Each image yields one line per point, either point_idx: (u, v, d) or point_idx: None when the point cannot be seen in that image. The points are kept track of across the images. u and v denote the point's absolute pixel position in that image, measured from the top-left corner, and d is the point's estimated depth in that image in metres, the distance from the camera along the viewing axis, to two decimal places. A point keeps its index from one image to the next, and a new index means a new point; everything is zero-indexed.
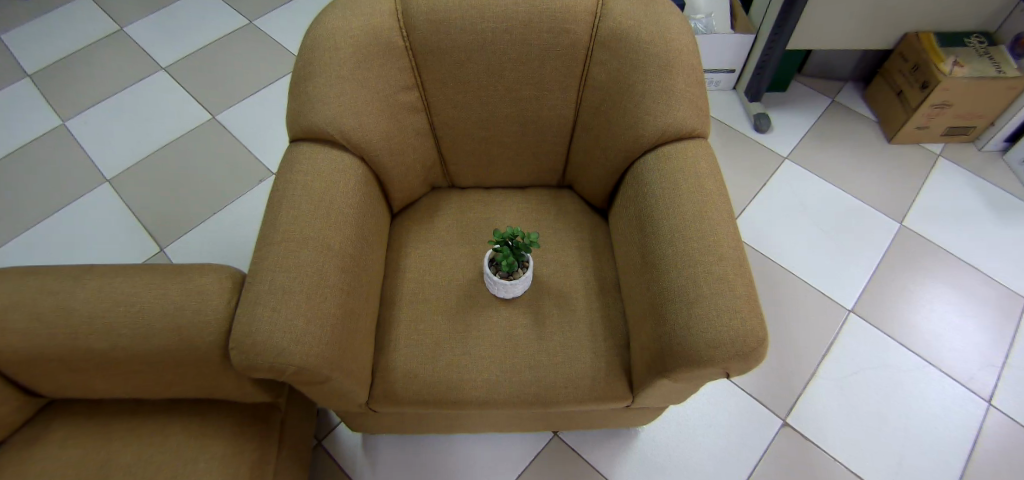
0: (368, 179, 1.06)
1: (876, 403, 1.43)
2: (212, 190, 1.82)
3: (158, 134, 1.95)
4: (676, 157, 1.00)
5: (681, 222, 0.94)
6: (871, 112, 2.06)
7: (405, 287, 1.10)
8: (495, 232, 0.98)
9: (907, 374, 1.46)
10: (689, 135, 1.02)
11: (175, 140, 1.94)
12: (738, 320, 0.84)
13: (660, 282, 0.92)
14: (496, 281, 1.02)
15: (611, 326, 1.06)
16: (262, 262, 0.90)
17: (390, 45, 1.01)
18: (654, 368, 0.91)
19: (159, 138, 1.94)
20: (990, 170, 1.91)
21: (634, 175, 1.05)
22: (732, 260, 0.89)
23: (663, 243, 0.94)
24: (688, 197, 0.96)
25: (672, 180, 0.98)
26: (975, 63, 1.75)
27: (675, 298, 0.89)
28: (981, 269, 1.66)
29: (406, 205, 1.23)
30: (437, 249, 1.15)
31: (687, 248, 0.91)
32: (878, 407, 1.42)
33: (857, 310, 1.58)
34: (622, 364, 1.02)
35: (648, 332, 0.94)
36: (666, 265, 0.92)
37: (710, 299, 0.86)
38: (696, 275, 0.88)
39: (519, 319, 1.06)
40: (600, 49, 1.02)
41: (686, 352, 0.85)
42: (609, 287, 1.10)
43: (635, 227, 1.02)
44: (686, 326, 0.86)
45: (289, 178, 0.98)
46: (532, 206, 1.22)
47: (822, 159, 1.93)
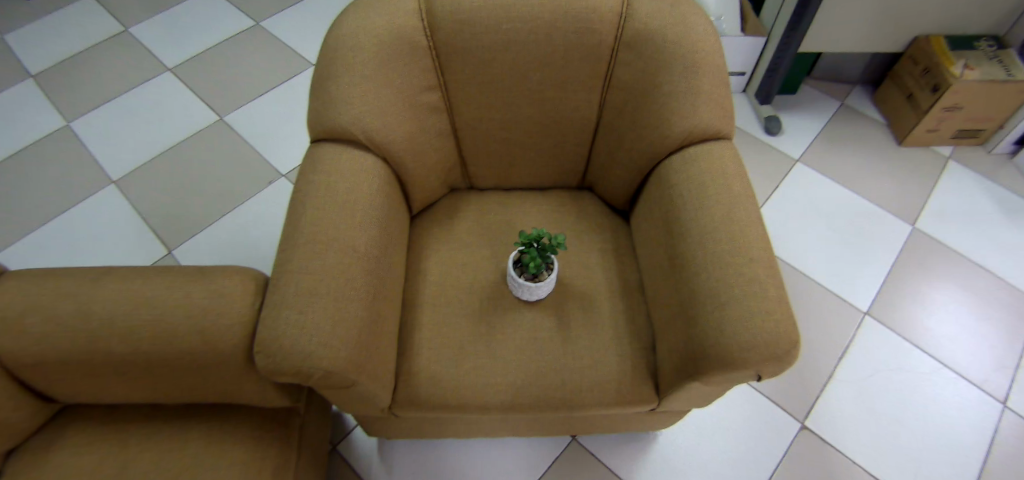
0: (390, 179, 1.05)
1: (894, 407, 1.42)
2: (223, 193, 1.80)
3: (166, 136, 1.93)
4: (704, 157, 0.99)
5: (711, 224, 0.92)
6: (880, 114, 2.06)
7: (426, 289, 1.09)
8: (518, 235, 0.97)
9: (926, 378, 1.45)
10: (715, 136, 1.02)
11: (183, 143, 1.92)
12: (771, 322, 0.83)
13: (689, 282, 0.91)
14: (522, 283, 1.00)
15: (636, 328, 1.04)
16: (286, 264, 0.88)
17: (414, 45, 1.00)
18: (683, 371, 0.90)
19: (168, 141, 1.92)
20: (999, 172, 1.92)
21: (659, 176, 1.05)
22: (765, 262, 0.88)
23: (693, 245, 0.93)
24: (717, 198, 0.95)
25: (702, 180, 0.97)
26: (986, 67, 1.76)
27: (706, 299, 0.88)
28: (993, 270, 1.67)
29: (425, 208, 1.21)
30: (458, 252, 1.14)
31: (717, 249, 0.90)
32: (896, 410, 1.41)
33: (872, 312, 1.57)
34: (648, 368, 1.01)
35: (676, 335, 0.93)
36: (695, 266, 0.91)
37: (741, 301, 0.85)
38: (727, 276, 0.87)
39: (543, 322, 1.04)
40: (626, 50, 1.02)
41: (718, 355, 0.84)
42: (634, 289, 1.09)
43: (661, 227, 1.01)
44: (718, 328, 0.85)
45: (311, 179, 0.96)
46: (553, 207, 1.21)
47: (833, 161, 1.93)
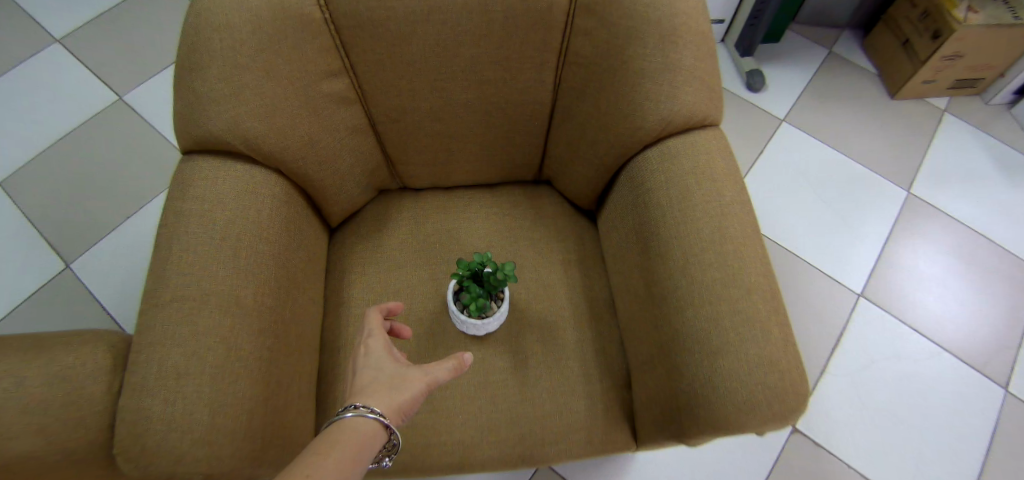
0: (291, 196, 0.83)
1: (891, 399, 1.31)
2: (118, 187, 1.48)
3: (39, 119, 1.55)
4: (685, 154, 0.79)
5: (697, 244, 0.73)
6: (871, 63, 1.86)
7: (350, 327, 0.88)
8: (453, 271, 0.77)
9: (924, 365, 1.34)
10: (697, 125, 0.81)
11: (62, 127, 1.55)
12: (774, 374, 0.66)
13: (670, 317, 0.73)
14: (466, 321, 0.81)
15: (608, 362, 0.86)
16: (148, 331, 0.67)
17: (303, 19, 0.75)
18: (666, 426, 0.74)
19: (42, 125, 1.54)
20: (997, 126, 1.76)
21: (630, 176, 0.84)
22: (764, 292, 0.71)
23: (675, 270, 0.74)
24: (703, 208, 0.75)
25: (683, 184, 0.77)
26: (990, 9, 1.53)
27: (691, 342, 0.70)
28: (992, 238, 1.54)
29: (347, 218, 0.97)
30: (388, 276, 0.92)
31: (705, 278, 0.71)
32: (893, 403, 1.30)
33: (866, 294, 1.43)
34: (624, 411, 0.84)
35: (655, 380, 0.75)
36: (676, 298, 0.73)
37: (736, 346, 0.67)
38: (719, 313, 0.69)
39: (495, 361, 0.86)
40: (585, 14, 0.78)
41: (709, 416, 0.67)
42: (604, 311, 0.90)
43: (633, 242, 0.82)
44: (709, 382, 0.67)
45: (179, 209, 0.74)
46: (504, 208, 0.98)
47: (821, 120, 1.74)
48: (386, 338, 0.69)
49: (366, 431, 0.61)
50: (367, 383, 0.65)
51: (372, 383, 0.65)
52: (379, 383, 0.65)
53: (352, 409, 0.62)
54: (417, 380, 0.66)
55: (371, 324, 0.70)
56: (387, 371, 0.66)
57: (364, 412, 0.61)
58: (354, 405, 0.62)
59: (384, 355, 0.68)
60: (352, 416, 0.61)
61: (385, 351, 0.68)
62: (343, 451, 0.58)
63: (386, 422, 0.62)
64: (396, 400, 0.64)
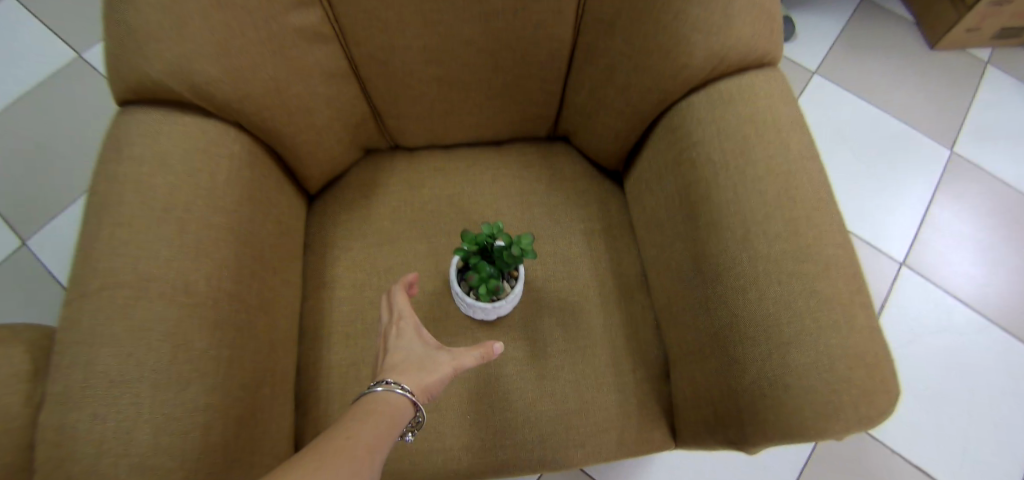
0: (257, 157, 0.68)
1: (935, 377, 1.19)
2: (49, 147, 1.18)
3: None
4: (740, 99, 0.64)
5: (760, 208, 0.59)
6: (908, 10, 1.69)
7: (334, 313, 0.74)
8: (458, 248, 0.63)
9: (972, 341, 1.22)
10: (754, 64, 0.66)
11: None
12: (860, 370, 0.53)
13: (725, 300, 0.59)
14: (474, 305, 0.67)
15: (641, 351, 0.73)
16: (74, 328, 0.53)
17: None
18: (717, 430, 0.61)
19: None
20: None
21: (669, 128, 0.69)
22: (845, 268, 0.57)
23: (731, 242, 0.60)
24: (766, 166, 0.61)
25: (740, 135, 0.62)
26: None
27: (754, 332, 0.56)
28: None
29: (328, 184, 0.82)
30: (379, 252, 0.77)
31: (772, 251, 0.57)
32: (938, 382, 1.19)
33: (908, 263, 1.30)
34: (661, 408, 0.71)
35: (703, 375, 0.62)
36: (733, 277, 0.59)
37: (813, 337, 0.54)
38: (790, 295, 0.55)
39: (509, 352, 0.72)
40: None
41: (777, 422, 0.54)
42: (635, 291, 0.76)
43: (674, 208, 0.67)
44: (778, 381, 0.54)
45: (116, 174, 0.60)
46: (513, 171, 0.83)
47: (856, 72, 1.58)
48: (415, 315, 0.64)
49: (396, 408, 0.56)
50: (397, 361, 0.61)
51: (402, 362, 0.60)
52: (409, 363, 0.60)
53: (382, 384, 0.57)
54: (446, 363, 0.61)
55: (399, 300, 0.65)
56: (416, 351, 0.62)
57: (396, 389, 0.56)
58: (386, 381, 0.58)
59: (413, 333, 0.63)
60: (384, 392, 0.57)
61: (415, 330, 0.64)
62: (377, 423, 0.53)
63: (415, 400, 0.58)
64: (425, 379, 0.59)
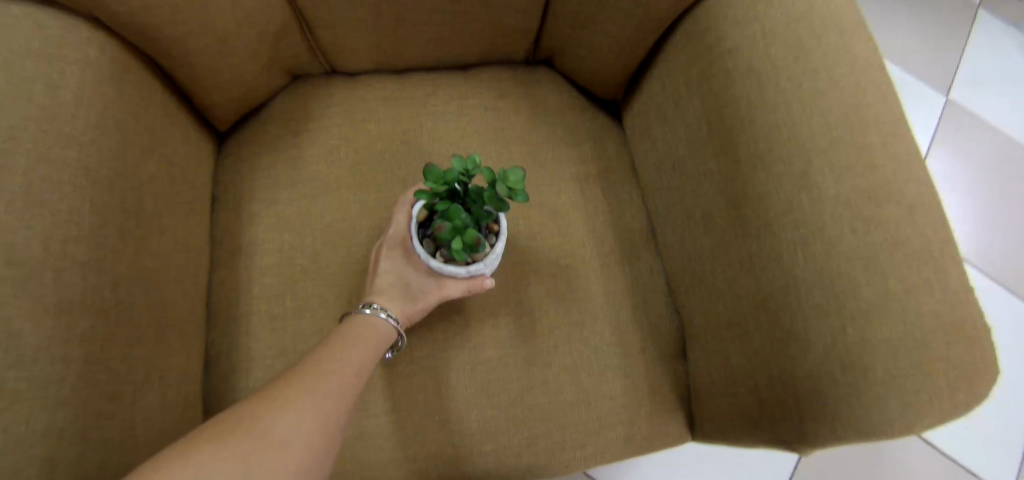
0: (133, 72, 0.48)
1: None
2: None
3: None
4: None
5: (823, 135, 0.45)
6: None
7: (256, 287, 0.56)
8: (419, 191, 0.45)
9: None
10: None
11: None
12: (962, 343, 0.40)
13: (776, 256, 0.45)
14: (447, 271, 0.49)
15: (651, 323, 0.59)
16: None
17: None
18: (759, 422, 0.48)
19: None
20: None
21: (694, 36, 0.53)
22: (934, 212, 0.43)
23: (783, 181, 0.45)
24: (830, 77, 0.46)
25: (794, 39, 0.47)
26: None
27: (823, 296, 0.42)
28: None
29: (244, 120, 0.62)
30: (314, 206, 0.59)
31: (840, 190, 0.43)
32: None
33: None
34: (676, 393, 0.57)
35: (742, 353, 0.49)
36: (790, 225, 0.44)
37: (904, 301, 0.40)
38: (869, 245, 0.42)
39: (487, 330, 0.57)
40: None
41: (853, 414, 0.40)
42: (641, 250, 0.61)
43: (700, 141, 0.52)
44: (854, 361, 0.41)
45: None
46: (487, 103, 0.66)
47: None
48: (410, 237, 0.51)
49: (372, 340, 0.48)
50: (384, 284, 0.52)
51: (390, 286, 0.52)
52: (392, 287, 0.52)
53: (369, 307, 0.51)
54: (432, 295, 0.51)
55: (399, 213, 0.52)
56: (404, 272, 0.52)
57: (376, 317, 0.50)
58: (369, 305, 0.51)
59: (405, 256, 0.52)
60: (368, 316, 0.50)
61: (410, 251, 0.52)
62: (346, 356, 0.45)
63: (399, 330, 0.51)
64: (409, 310, 0.52)
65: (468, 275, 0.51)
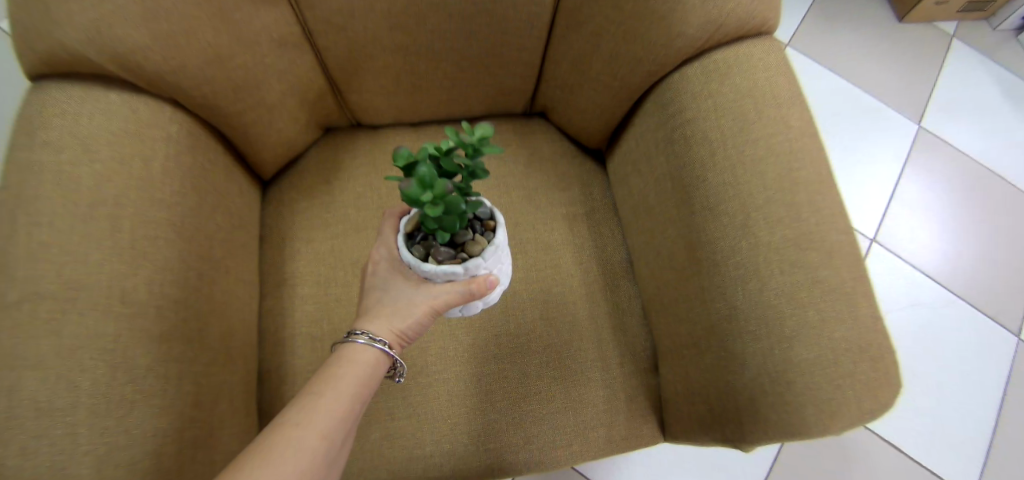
0: (198, 140, 0.59)
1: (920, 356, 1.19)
2: None
3: None
4: (739, 74, 0.59)
5: (759, 193, 0.55)
6: None
7: (297, 313, 0.67)
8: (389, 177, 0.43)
9: (952, 312, 1.23)
10: (752, 32, 0.61)
11: None
12: (867, 362, 0.50)
13: (722, 290, 0.56)
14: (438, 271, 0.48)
15: (629, 343, 0.69)
16: None
17: None
18: (712, 425, 0.58)
19: None
20: (1006, 53, 1.63)
21: (661, 105, 0.64)
22: (849, 256, 0.53)
23: (728, 230, 0.56)
24: (766, 145, 0.57)
25: (739, 112, 0.58)
26: None
27: (756, 324, 0.53)
28: (1001, 176, 1.43)
29: (283, 169, 0.74)
30: (345, 244, 0.70)
31: (772, 238, 0.54)
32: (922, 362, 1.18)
33: (878, 240, 1.31)
34: (650, 401, 0.68)
35: (698, 369, 0.59)
36: (732, 265, 0.55)
37: (819, 330, 0.51)
38: (793, 283, 0.52)
39: (491, 348, 0.68)
40: None
41: (779, 418, 0.51)
42: (621, 279, 0.72)
43: (665, 192, 0.63)
44: (779, 376, 0.51)
45: (28, 162, 0.50)
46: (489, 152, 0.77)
47: (830, 46, 1.57)
48: (399, 251, 0.54)
49: (368, 365, 0.54)
50: (375, 306, 0.56)
51: (378, 309, 0.55)
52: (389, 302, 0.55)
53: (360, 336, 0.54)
54: (422, 306, 0.53)
55: (385, 231, 0.56)
56: (395, 292, 0.55)
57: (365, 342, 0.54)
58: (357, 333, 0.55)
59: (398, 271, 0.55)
60: (360, 345, 0.55)
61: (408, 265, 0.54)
62: (342, 393, 0.51)
63: (390, 351, 0.55)
64: (397, 327, 0.54)
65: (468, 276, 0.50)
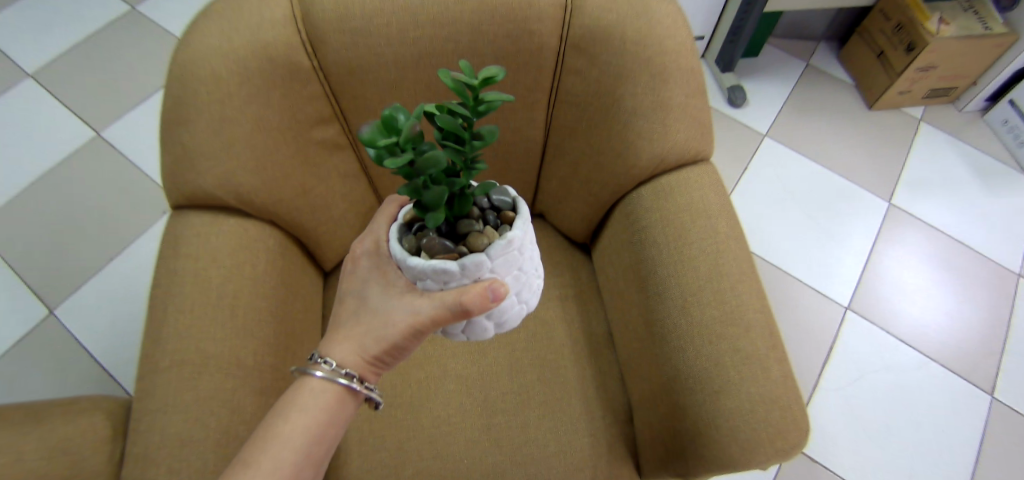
0: (284, 246, 0.83)
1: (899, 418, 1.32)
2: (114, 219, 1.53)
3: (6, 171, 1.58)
4: (680, 192, 0.80)
5: (694, 282, 0.74)
6: (848, 76, 1.91)
7: None
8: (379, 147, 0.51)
9: (925, 375, 1.37)
10: (690, 160, 0.82)
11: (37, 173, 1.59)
12: (776, 410, 0.67)
13: (670, 356, 0.74)
14: (424, 269, 0.54)
15: (609, 398, 0.86)
16: (151, 397, 0.67)
17: (290, 69, 0.74)
18: (670, 464, 0.74)
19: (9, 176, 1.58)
20: (972, 133, 1.81)
21: (625, 213, 0.85)
22: (763, 329, 0.71)
23: (673, 310, 0.75)
24: (700, 246, 0.76)
25: (679, 221, 0.78)
26: (961, 20, 1.61)
27: (694, 382, 0.70)
28: (971, 246, 1.58)
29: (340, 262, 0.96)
30: None
31: (704, 316, 0.72)
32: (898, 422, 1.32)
33: (853, 308, 1.45)
34: (627, 447, 0.84)
35: (658, 417, 0.76)
36: (676, 337, 0.73)
37: (738, 387, 0.68)
38: (719, 351, 0.70)
39: (498, 403, 0.86)
40: (575, 55, 0.79)
41: (713, 454, 0.67)
42: (602, 347, 0.90)
43: (629, 279, 0.82)
44: (711, 422, 0.68)
45: (175, 268, 0.74)
46: None
47: (805, 133, 1.78)
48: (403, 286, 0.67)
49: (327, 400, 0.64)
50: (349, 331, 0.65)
51: (351, 334, 0.64)
52: (372, 319, 0.63)
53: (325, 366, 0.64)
54: (403, 320, 0.60)
55: (376, 228, 0.64)
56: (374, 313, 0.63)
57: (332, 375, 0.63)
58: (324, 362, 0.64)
59: (383, 282, 0.63)
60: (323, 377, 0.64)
61: (398, 270, 0.61)
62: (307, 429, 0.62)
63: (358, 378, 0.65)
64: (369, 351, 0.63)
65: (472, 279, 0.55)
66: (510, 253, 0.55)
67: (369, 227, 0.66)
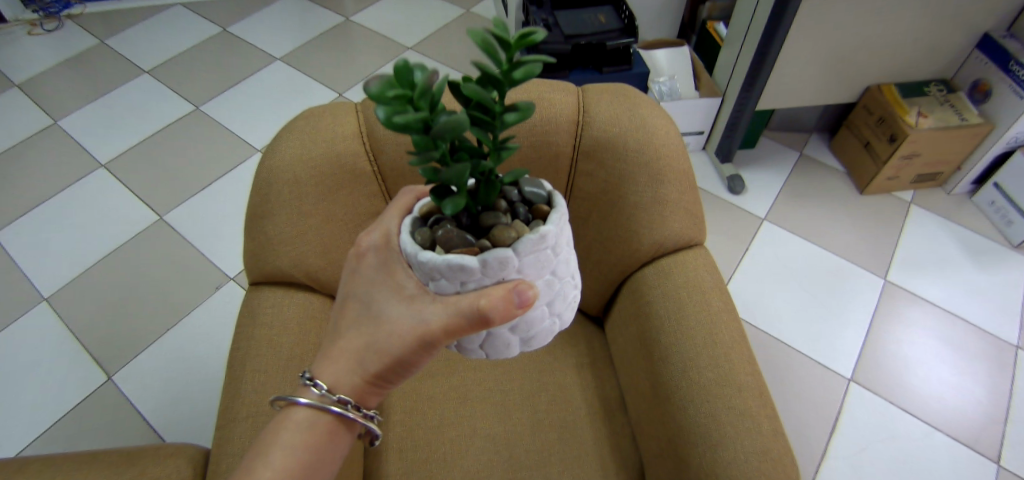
0: None
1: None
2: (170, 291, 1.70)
3: (83, 250, 1.80)
4: (678, 271, 0.93)
5: (692, 348, 0.86)
6: (839, 163, 2.09)
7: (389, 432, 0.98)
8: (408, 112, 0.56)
9: (932, 445, 1.41)
10: (686, 244, 0.97)
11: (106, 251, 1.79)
12: (768, 462, 0.76)
13: (673, 415, 0.84)
14: (437, 264, 0.59)
15: (622, 456, 0.95)
16: (229, 443, 0.79)
17: (356, 172, 0.92)
18: None
19: (85, 254, 1.79)
20: (961, 214, 1.93)
21: (632, 288, 0.98)
22: (753, 391, 0.82)
23: (675, 372, 0.86)
24: (696, 317, 0.89)
25: (677, 295, 0.91)
26: (938, 112, 1.80)
27: (695, 437, 0.80)
28: (968, 319, 1.66)
29: None
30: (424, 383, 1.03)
31: (702, 378, 0.83)
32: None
33: (856, 379, 1.52)
34: None
35: (666, 471, 0.85)
36: (678, 397, 0.84)
37: (733, 440, 0.78)
38: (716, 408, 0.81)
39: (521, 459, 0.95)
40: (586, 159, 0.96)
41: None
42: (614, 409, 1.00)
43: (637, 346, 0.95)
44: (711, 472, 0.77)
45: (252, 333, 0.88)
46: None
47: (801, 216, 1.93)
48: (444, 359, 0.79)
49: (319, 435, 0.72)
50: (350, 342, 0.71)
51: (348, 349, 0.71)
52: (375, 329, 0.69)
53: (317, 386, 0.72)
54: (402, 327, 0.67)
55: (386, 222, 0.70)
56: (373, 324, 0.70)
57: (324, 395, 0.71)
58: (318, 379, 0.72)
59: (389, 284, 0.68)
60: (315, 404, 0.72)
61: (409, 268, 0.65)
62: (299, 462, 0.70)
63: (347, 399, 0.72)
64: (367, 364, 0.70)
65: (496, 281, 0.60)
66: (543, 252, 0.60)
67: (378, 220, 0.71)
